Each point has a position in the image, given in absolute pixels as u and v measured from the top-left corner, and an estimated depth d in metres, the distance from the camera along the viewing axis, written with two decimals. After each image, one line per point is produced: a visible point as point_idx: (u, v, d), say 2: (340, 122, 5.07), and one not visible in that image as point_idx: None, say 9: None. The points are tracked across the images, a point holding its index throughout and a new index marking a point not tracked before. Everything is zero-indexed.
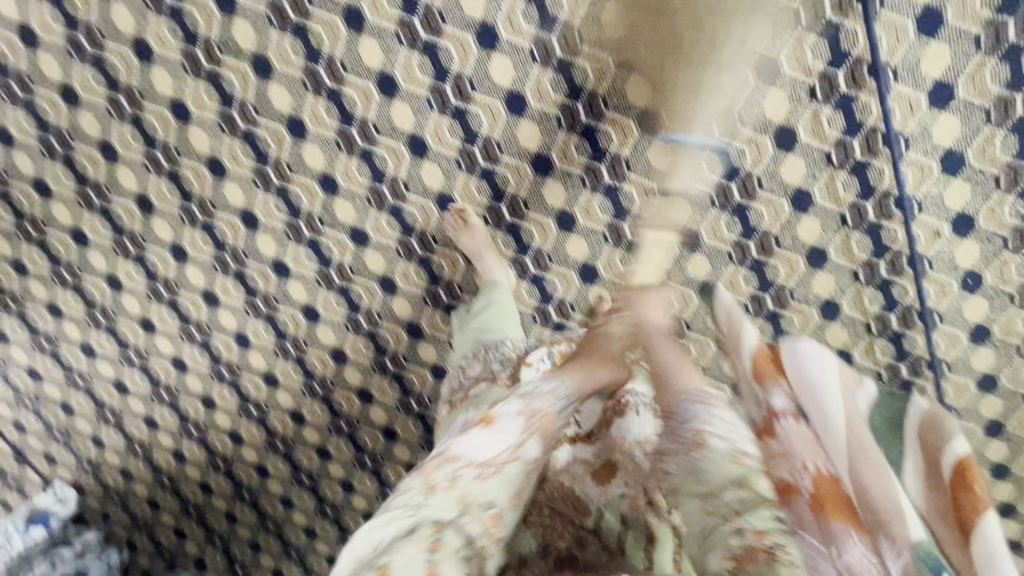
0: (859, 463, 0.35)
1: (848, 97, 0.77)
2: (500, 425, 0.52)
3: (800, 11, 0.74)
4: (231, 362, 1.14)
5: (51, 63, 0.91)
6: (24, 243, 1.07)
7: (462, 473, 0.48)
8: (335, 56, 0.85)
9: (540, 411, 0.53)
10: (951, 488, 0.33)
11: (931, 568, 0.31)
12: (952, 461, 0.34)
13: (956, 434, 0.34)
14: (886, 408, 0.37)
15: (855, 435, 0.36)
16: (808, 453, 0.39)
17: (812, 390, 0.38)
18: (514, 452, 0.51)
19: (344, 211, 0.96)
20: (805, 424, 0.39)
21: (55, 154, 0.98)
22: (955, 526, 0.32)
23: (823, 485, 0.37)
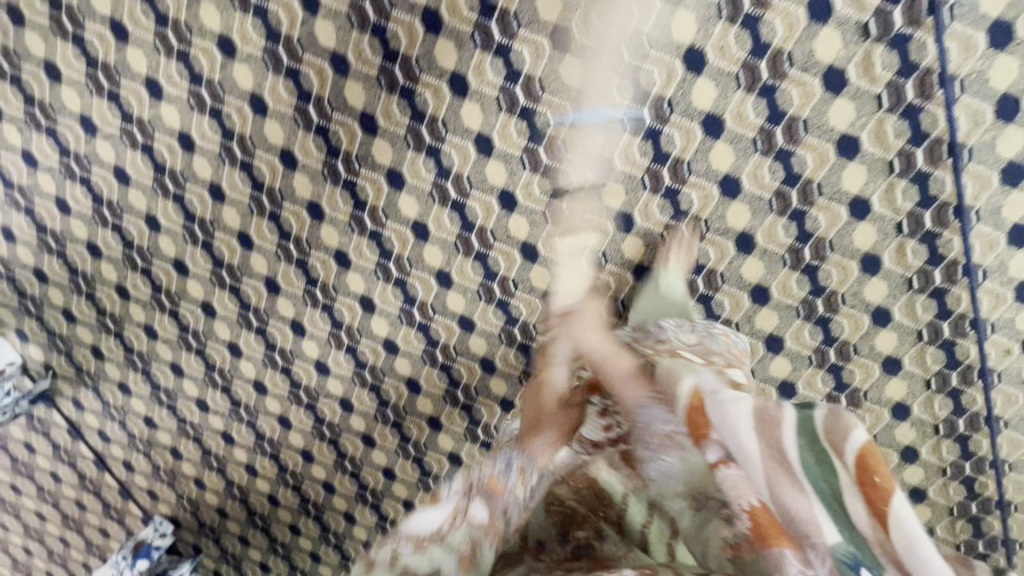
0: (781, 488, 0.40)
1: (924, 173, 0.83)
2: (441, 500, 0.54)
3: (881, 93, 0.79)
4: (309, 387, 1.24)
5: (173, 112, 1.00)
6: (129, 270, 1.18)
7: (402, 549, 0.51)
8: (438, 117, 0.92)
9: (479, 481, 0.55)
10: (861, 479, 0.38)
11: (850, 565, 0.37)
12: (854, 453, 0.38)
13: (856, 426, 0.39)
14: (800, 421, 0.41)
15: (769, 468, 0.41)
16: (744, 490, 0.43)
17: (730, 427, 0.43)
18: (458, 518, 0.52)
19: (431, 254, 1.03)
20: (739, 468, 0.43)
21: (167, 192, 1.08)
22: (876, 521, 0.37)
23: (762, 520, 0.41)
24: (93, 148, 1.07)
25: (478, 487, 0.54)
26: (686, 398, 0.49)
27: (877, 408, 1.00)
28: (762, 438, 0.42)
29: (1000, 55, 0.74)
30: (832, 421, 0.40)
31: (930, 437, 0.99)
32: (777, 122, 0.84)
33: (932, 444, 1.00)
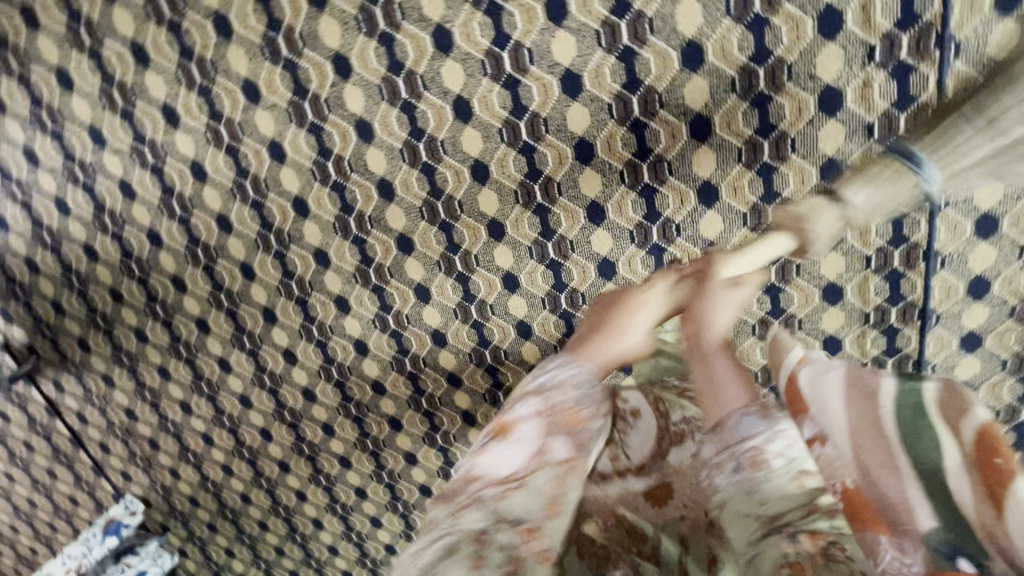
0: (883, 470, 0.36)
1: (900, 211, 0.81)
2: (514, 435, 0.50)
3: (874, 124, 0.77)
4: (254, 333, 1.16)
5: (126, 17, 0.90)
6: (70, 185, 1.08)
7: (481, 491, 0.47)
8: (416, 73, 0.85)
9: (557, 411, 0.51)
10: (974, 455, 0.32)
11: (945, 554, 0.32)
12: (973, 430, 0.33)
13: (978, 405, 0.34)
14: (906, 395, 0.36)
15: (870, 433, 0.37)
16: (839, 471, 0.38)
17: (823, 402, 0.40)
18: (531, 469, 0.48)
19: (395, 216, 0.97)
20: (829, 446, 0.39)
21: (115, 107, 0.98)
22: (986, 500, 0.31)
23: (855, 498, 0.37)
24: (35, 44, 0.95)
25: (551, 427, 0.50)
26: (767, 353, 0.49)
27: None
28: (860, 404, 0.38)
29: None
30: (951, 401, 0.35)
31: None
32: (767, 135, 0.80)
33: None
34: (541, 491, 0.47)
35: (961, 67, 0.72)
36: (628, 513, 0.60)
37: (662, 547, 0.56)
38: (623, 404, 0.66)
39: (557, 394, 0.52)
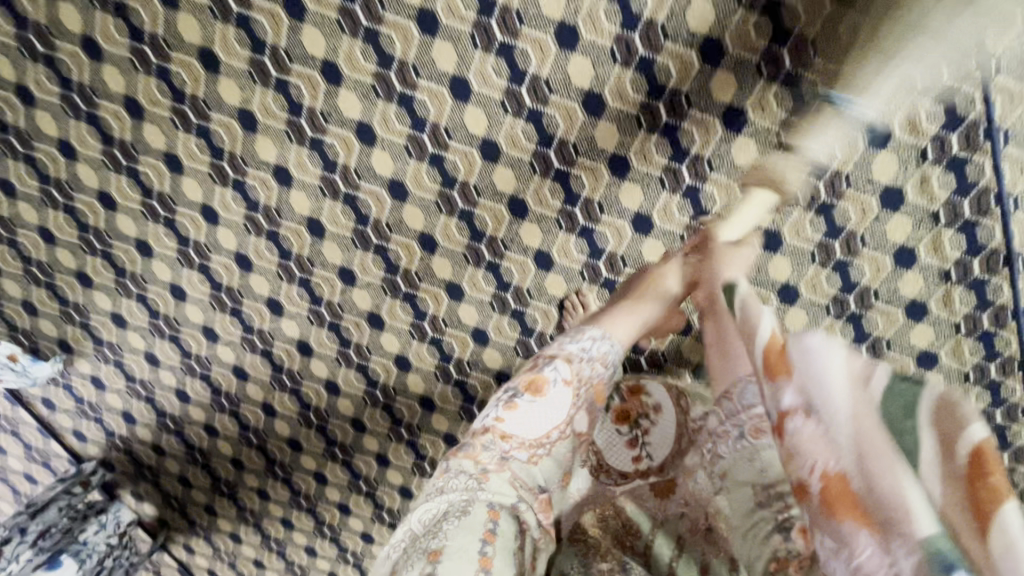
0: (867, 462, 0.32)
1: (980, 280, 0.84)
2: (549, 396, 0.52)
3: (938, 211, 0.81)
4: (369, 477, 1.23)
5: (229, 235, 1.01)
6: (188, 376, 1.18)
7: (512, 455, 0.51)
8: (497, 237, 0.93)
9: (590, 380, 0.55)
10: (967, 478, 0.30)
11: (941, 567, 0.28)
12: (967, 446, 0.30)
13: (973, 417, 0.31)
14: (898, 390, 0.34)
15: (864, 432, 0.33)
16: (816, 452, 0.35)
17: (821, 382, 0.35)
18: (564, 427, 0.53)
19: (491, 357, 1.04)
20: (816, 421, 0.35)
21: (225, 307, 1.08)
22: (970, 516, 0.29)
23: (833, 488, 0.34)
24: (150, 269, 1.07)
25: (584, 399, 0.54)
26: (762, 345, 0.40)
27: None
28: (856, 392, 0.35)
29: None
30: (940, 402, 0.32)
31: None
32: (836, 236, 0.85)
33: None
34: (562, 458, 0.55)
35: (1012, 150, 0.77)
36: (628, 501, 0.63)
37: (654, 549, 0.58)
38: (645, 402, 0.69)
39: (589, 363, 0.55)
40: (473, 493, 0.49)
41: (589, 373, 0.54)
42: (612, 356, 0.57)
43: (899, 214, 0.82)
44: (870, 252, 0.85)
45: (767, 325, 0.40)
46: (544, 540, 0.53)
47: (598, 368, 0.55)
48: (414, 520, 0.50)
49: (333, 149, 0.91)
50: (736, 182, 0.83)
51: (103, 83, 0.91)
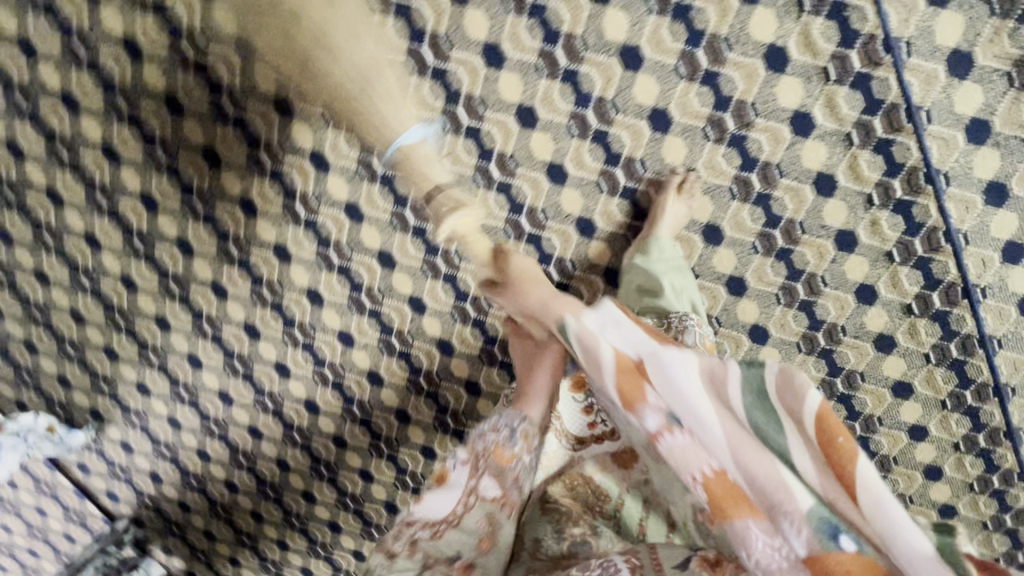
0: (741, 454, 0.43)
1: (942, 312, 0.88)
2: (450, 481, 0.68)
3: (892, 250, 0.85)
4: (380, 525, 1.28)
5: (238, 307, 1.10)
6: (208, 437, 1.26)
7: (420, 535, 0.63)
8: (480, 296, 1.00)
9: (488, 450, 0.66)
10: (820, 443, 0.40)
11: (828, 535, 0.40)
12: (812, 416, 0.40)
13: (808, 386, 0.40)
14: (751, 380, 0.43)
15: (730, 434, 0.44)
16: (695, 458, 0.47)
17: (674, 388, 0.47)
18: (468, 494, 0.65)
19: (485, 406, 1.09)
20: (687, 433, 0.48)
21: (238, 372, 1.17)
22: (838, 483, 0.40)
23: (719, 487, 0.46)
24: (169, 341, 1.16)
25: (484, 466, 0.66)
26: (614, 366, 0.53)
27: (925, 511, 1.03)
28: (718, 404, 0.45)
29: (998, 211, 0.81)
30: (785, 375, 0.41)
31: (980, 533, 1.01)
32: (797, 278, 0.90)
33: (982, 539, 1.02)
34: (473, 524, 0.62)
35: (955, 190, 0.80)
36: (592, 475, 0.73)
37: (624, 508, 0.69)
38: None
39: (482, 436, 0.68)
40: None
41: (485, 446, 0.67)
42: (510, 428, 0.68)
43: (855, 254, 0.87)
44: (832, 290, 0.89)
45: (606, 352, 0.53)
46: None
47: (494, 437, 0.67)
48: None
49: (326, 227, 0.99)
50: (666, 185, 0.86)
51: (121, 183, 1.02)
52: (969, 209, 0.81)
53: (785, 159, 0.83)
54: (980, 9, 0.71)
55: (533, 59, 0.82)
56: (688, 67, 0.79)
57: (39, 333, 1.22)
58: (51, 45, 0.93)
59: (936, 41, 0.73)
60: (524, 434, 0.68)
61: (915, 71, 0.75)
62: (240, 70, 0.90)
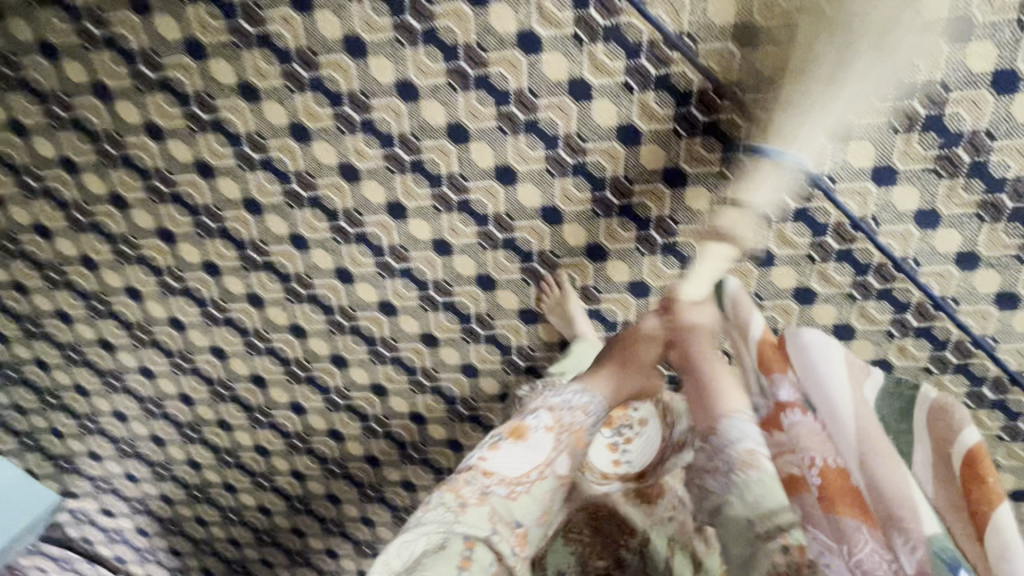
0: (873, 458, 0.40)
1: (962, 364, 0.92)
2: (530, 439, 0.62)
3: (889, 328, 0.92)
4: None
5: (351, 506, 1.30)
6: None
7: (494, 490, 0.58)
8: None
9: (570, 426, 0.63)
10: (963, 482, 0.38)
11: (948, 563, 0.37)
12: (963, 451, 0.39)
13: (966, 423, 0.40)
14: (896, 395, 0.43)
15: (865, 430, 0.41)
16: (816, 446, 0.43)
17: (816, 374, 0.44)
18: (547, 466, 0.61)
19: None
20: (811, 415, 0.44)
21: (366, 553, 1.37)
22: (964, 514, 0.38)
23: (833, 480, 0.42)
24: (307, 542, 1.38)
25: (565, 442, 0.62)
26: (757, 339, 0.49)
27: None
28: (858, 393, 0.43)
29: (976, 273, 0.86)
30: (935, 409, 0.41)
31: None
32: None
33: None
34: (540, 497, 0.60)
35: (927, 268, 0.86)
36: (619, 507, 0.65)
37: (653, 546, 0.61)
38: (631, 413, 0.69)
39: (567, 411, 0.65)
40: (450, 525, 0.56)
41: (570, 420, 0.64)
42: (594, 413, 0.65)
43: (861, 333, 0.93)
44: None
45: (757, 326, 0.50)
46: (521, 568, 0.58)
47: (581, 415, 0.65)
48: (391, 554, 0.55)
49: (399, 433, 1.18)
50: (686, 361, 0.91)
51: (237, 441, 1.27)
52: (947, 279, 0.87)
53: (760, 285, 0.92)
54: (886, 134, 0.79)
55: (517, 275, 0.98)
56: (647, 245, 0.92)
57: (210, 560, 1.48)
58: (161, 365, 1.20)
59: (855, 167, 0.82)
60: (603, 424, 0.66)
61: (847, 194, 0.83)
62: (299, 343, 1.12)
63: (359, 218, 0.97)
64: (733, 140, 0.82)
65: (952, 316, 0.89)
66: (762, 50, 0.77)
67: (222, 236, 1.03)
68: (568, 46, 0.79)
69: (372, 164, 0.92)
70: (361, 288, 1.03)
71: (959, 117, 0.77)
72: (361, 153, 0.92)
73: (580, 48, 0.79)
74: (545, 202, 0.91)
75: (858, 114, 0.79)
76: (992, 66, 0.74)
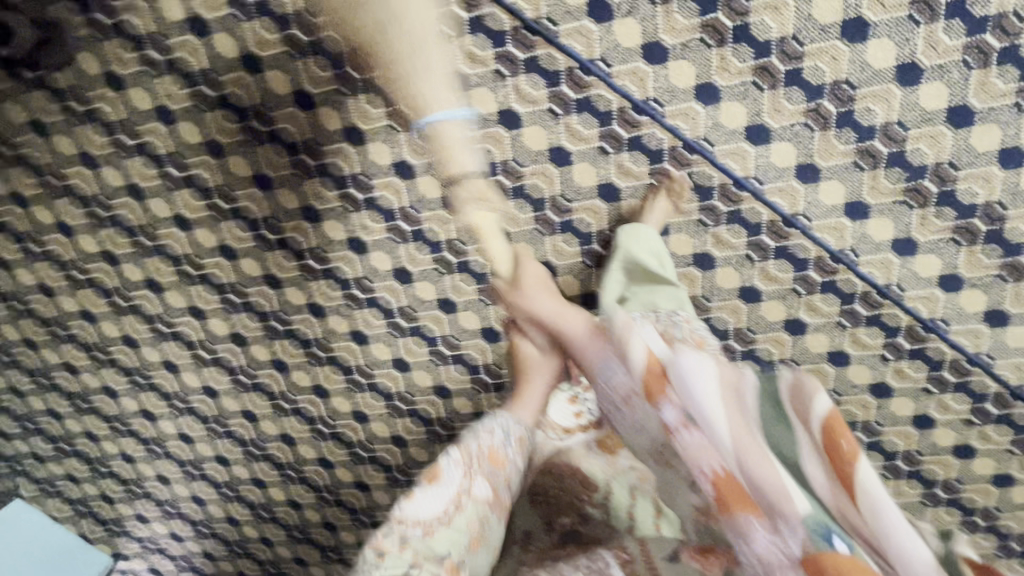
0: (746, 461, 0.40)
1: (961, 382, 0.94)
2: (442, 478, 0.72)
3: (883, 352, 0.94)
4: None
5: None
6: None
7: (411, 534, 0.68)
8: None
9: (479, 454, 0.76)
10: (830, 444, 0.38)
11: (822, 536, 0.38)
12: (819, 421, 0.38)
13: (817, 391, 0.39)
14: (767, 387, 0.42)
15: (740, 442, 0.41)
16: (703, 456, 0.44)
17: (686, 390, 0.44)
18: (462, 493, 0.72)
19: None
20: (701, 433, 0.44)
21: None
22: (844, 492, 0.38)
23: (724, 484, 0.43)
24: None
25: (476, 470, 0.74)
26: (642, 363, 0.51)
27: None
28: (730, 406, 0.42)
29: (962, 294, 0.88)
30: (795, 386, 0.40)
31: None
32: None
33: None
34: (461, 524, 0.70)
35: (912, 293, 0.89)
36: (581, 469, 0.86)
37: (614, 496, 0.82)
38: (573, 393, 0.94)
39: (477, 442, 0.77)
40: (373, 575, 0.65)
41: (476, 449, 0.76)
42: (506, 433, 0.82)
43: (857, 360, 0.95)
44: (850, 395, 0.98)
45: (635, 351, 0.52)
46: None
47: (486, 441, 0.78)
48: None
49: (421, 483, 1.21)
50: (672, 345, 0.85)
51: (271, 498, 1.33)
52: (933, 302, 0.89)
53: (751, 321, 0.95)
54: (852, 172, 0.83)
55: None
56: None
57: None
58: (198, 431, 1.28)
59: (827, 205, 0.86)
60: (513, 441, 0.81)
61: (823, 229, 0.87)
62: (322, 403, 1.19)
63: (370, 284, 1.05)
64: (707, 190, 0.88)
65: (944, 335, 0.91)
66: (724, 106, 0.82)
67: (247, 309, 1.12)
68: (545, 119, 0.87)
69: (378, 236, 1.00)
70: (376, 348, 1.10)
71: (920, 151, 0.81)
72: (366, 227, 1.00)
73: (557, 120, 0.86)
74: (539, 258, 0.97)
75: (824, 157, 0.83)
76: (946, 102, 0.77)
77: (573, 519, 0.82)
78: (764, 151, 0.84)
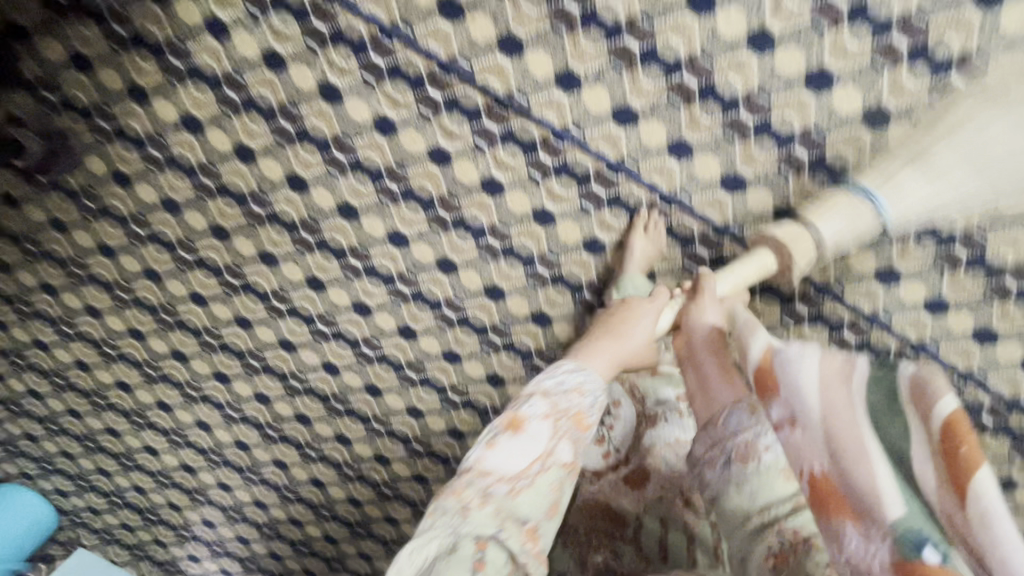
0: (844, 454, 0.44)
1: (954, 397, 0.96)
2: (527, 429, 0.68)
3: None
4: None
5: None
6: None
7: (497, 488, 0.65)
8: None
9: (569, 412, 0.71)
10: (941, 443, 0.41)
11: (912, 545, 0.39)
12: (940, 419, 0.41)
13: (943, 392, 0.42)
14: (880, 375, 0.46)
15: (836, 431, 0.45)
16: (807, 455, 0.46)
17: (795, 386, 0.48)
18: (547, 455, 0.68)
19: None
20: (799, 426, 0.47)
21: None
22: (952, 492, 0.40)
23: (821, 483, 0.45)
24: None
25: (563, 429, 0.70)
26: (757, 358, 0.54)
27: None
28: (829, 391, 0.46)
29: (948, 316, 0.90)
30: (916, 382, 0.43)
31: None
32: None
33: None
34: (543, 489, 0.67)
35: (899, 318, 0.92)
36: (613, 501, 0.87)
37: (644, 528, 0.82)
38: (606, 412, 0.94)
39: (564, 397, 0.72)
40: (459, 528, 0.62)
41: (566, 405, 0.71)
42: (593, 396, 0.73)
43: None
44: None
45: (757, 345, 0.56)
46: (535, 564, 0.64)
47: (576, 402, 0.72)
48: (407, 561, 0.63)
49: None
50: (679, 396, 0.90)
51: (308, 534, 1.42)
52: (920, 325, 0.91)
53: None
54: None
55: (522, 371, 1.08)
56: None
57: None
58: (235, 479, 1.37)
59: None
60: (600, 407, 0.74)
61: None
62: (346, 449, 1.26)
63: (378, 343, 1.11)
64: (689, 237, 0.91)
65: (934, 354, 0.94)
66: (699, 160, 0.85)
67: (267, 372, 1.19)
68: (528, 185, 0.90)
69: (381, 299, 1.06)
70: (390, 398, 1.17)
71: None
72: (369, 292, 1.05)
73: (537, 185, 0.90)
74: (534, 309, 1.01)
75: (800, 199, 0.85)
76: (916, 142, 0.79)
77: (606, 555, 0.84)
78: (741, 198, 0.87)
